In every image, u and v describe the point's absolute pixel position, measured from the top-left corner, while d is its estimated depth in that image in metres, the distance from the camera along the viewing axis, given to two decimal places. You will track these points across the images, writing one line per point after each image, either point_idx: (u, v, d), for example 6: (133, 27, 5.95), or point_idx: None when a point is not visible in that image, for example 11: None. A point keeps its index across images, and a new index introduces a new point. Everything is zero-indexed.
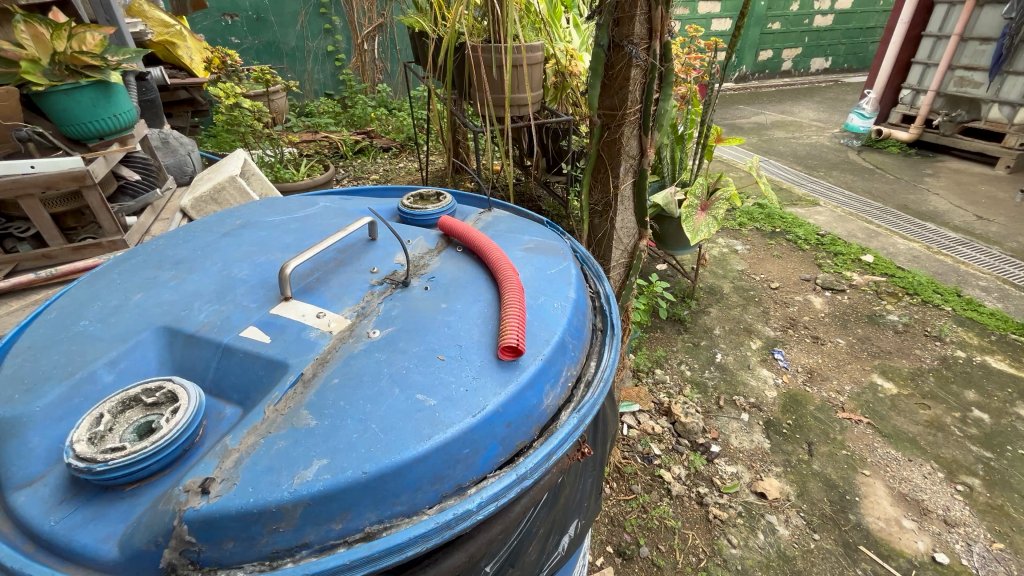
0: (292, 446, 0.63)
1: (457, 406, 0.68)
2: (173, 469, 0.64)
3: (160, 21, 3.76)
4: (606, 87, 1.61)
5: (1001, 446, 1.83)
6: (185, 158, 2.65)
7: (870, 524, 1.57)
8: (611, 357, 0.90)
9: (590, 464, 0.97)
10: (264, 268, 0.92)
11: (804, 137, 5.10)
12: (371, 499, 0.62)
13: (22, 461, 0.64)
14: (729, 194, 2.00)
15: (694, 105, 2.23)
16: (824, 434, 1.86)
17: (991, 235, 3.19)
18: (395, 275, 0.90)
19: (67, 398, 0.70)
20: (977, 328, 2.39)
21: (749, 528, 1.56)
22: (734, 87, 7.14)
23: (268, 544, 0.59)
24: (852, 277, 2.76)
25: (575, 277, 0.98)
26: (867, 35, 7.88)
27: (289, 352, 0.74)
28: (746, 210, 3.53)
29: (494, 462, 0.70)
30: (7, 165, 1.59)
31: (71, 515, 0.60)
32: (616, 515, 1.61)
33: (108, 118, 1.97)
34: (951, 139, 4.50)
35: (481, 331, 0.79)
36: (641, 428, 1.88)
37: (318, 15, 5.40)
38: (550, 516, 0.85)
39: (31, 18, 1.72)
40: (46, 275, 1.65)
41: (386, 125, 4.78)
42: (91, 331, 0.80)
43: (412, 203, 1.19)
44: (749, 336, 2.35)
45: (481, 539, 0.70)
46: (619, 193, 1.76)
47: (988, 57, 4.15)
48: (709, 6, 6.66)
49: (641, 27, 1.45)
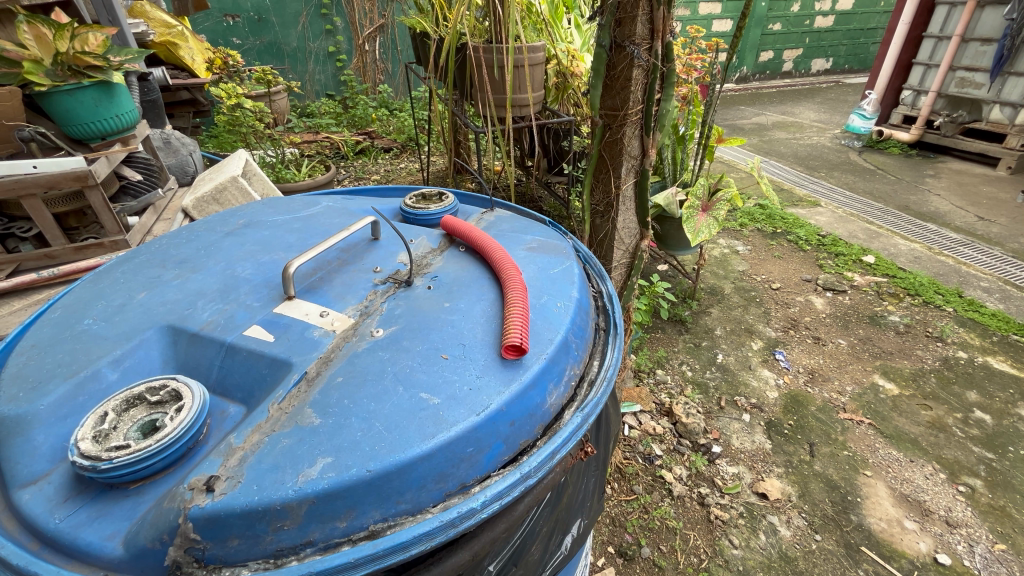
0: (297, 444, 0.63)
1: (461, 405, 0.69)
2: (178, 467, 0.64)
3: (162, 22, 3.79)
4: (607, 88, 1.61)
5: (1003, 447, 1.83)
6: (187, 159, 2.66)
7: (871, 525, 1.57)
8: (614, 356, 0.90)
9: (593, 463, 0.97)
10: (267, 267, 0.93)
11: (805, 138, 5.10)
12: (375, 498, 0.62)
13: (27, 459, 0.64)
14: (730, 194, 2.00)
15: (694, 106, 2.23)
16: (825, 435, 1.86)
17: (992, 236, 3.19)
18: (398, 274, 0.90)
19: (72, 396, 0.70)
20: (979, 329, 2.38)
21: (751, 529, 1.56)
22: (735, 87, 7.15)
23: (273, 542, 0.59)
24: (853, 277, 2.76)
25: (578, 277, 0.98)
26: (868, 36, 7.87)
27: (294, 351, 0.74)
28: (747, 210, 3.53)
29: (497, 461, 0.70)
30: (9, 166, 1.61)
31: (77, 513, 0.60)
32: (617, 516, 1.61)
33: (111, 118, 1.98)
34: (952, 140, 4.50)
35: (484, 330, 0.79)
36: (642, 428, 1.88)
37: (319, 16, 5.41)
38: (552, 515, 0.84)
39: (34, 19, 1.72)
40: (48, 275, 1.65)
41: (386, 125, 4.79)
42: (95, 330, 0.80)
43: (414, 203, 1.19)
44: (750, 337, 2.35)
45: (485, 537, 0.70)
46: (620, 193, 1.76)
47: (988, 58, 4.15)
48: (710, 8, 6.67)
49: (643, 27, 1.45)
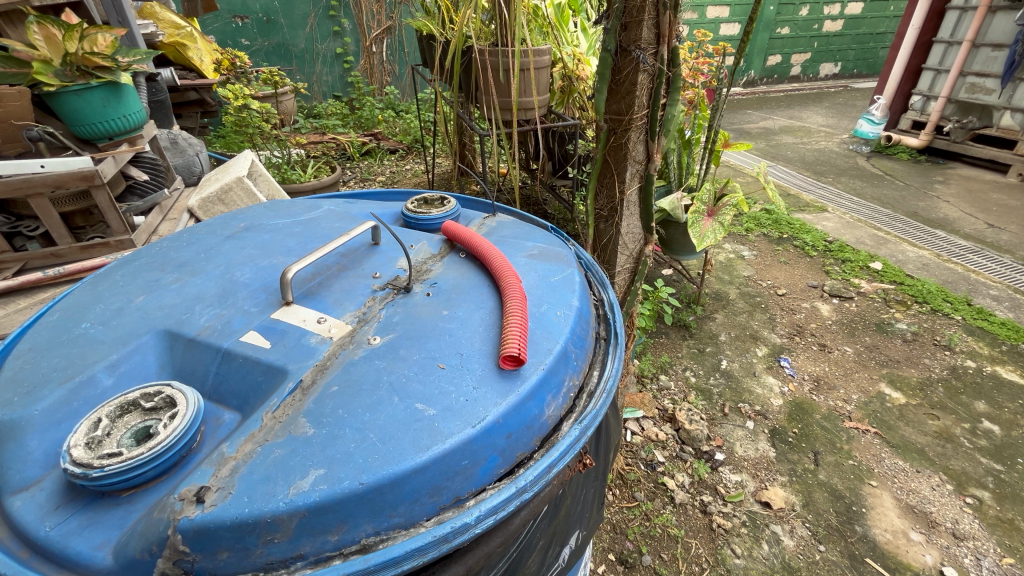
0: (290, 455, 0.62)
1: (457, 417, 0.68)
2: (171, 475, 0.63)
3: (171, 23, 3.84)
4: (612, 92, 1.58)
5: (1012, 459, 1.79)
6: (194, 159, 2.67)
7: (877, 536, 1.54)
8: (614, 366, 0.89)
9: (592, 474, 0.96)
10: (266, 272, 0.92)
11: (813, 142, 5.06)
12: (368, 511, 0.61)
13: (20, 464, 0.64)
14: (737, 200, 1.98)
15: (702, 111, 2.25)
16: (831, 444, 1.84)
17: (1003, 243, 3.14)
18: (397, 281, 0.89)
19: (65, 401, 0.70)
20: (988, 338, 2.35)
21: (754, 538, 1.54)
22: (742, 91, 7.11)
23: (263, 555, 0.58)
24: (860, 284, 2.73)
25: (579, 286, 0.96)
26: (876, 41, 7.80)
27: (289, 357, 0.74)
28: (753, 215, 3.51)
29: (494, 474, 0.69)
30: (17, 165, 1.62)
31: (68, 521, 0.60)
32: (619, 523, 1.59)
33: (118, 118, 1.98)
34: (962, 146, 4.44)
35: (482, 339, 0.78)
36: (645, 435, 1.86)
37: (327, 18, 5.45)
38: (551, 527, 0.84)
39: (44, 20, 1.71)
40: (54, 275, 1.63)
41: (393, 127, 4.82)
42: (92, 333, 0.80)
43: (416, 207, 1.18)
44: (755, 343, 2.33)
45: (480, 551, 0.69)
46: (624, 198, 1.72)
47: (999, 63, 4.10)
48: (718, 11, 6.66)
49: (649, 32, 1.44)
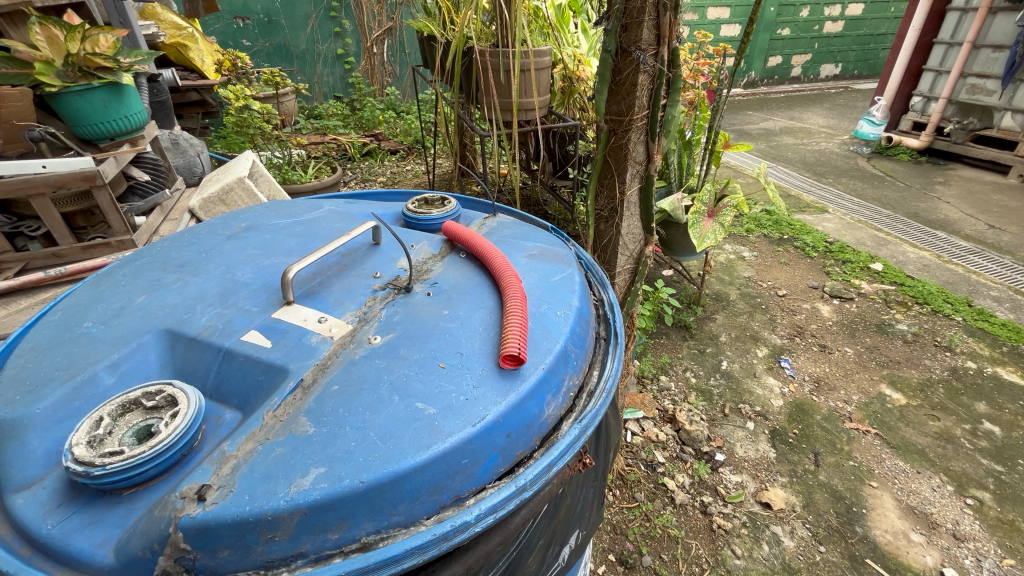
0: (290, 453, 0.62)
1: (458, 416, 0.68)
2: (172, 474, 0.64)
3: (172, 24, 3.85)
4: (612, 93, 1.58)
5: (1013, 460, 1.79)
6: (195, 159, 2.68)
7: (877, 537, 1.54)
8: (614, 366, 0.89)
9: (592, 474, 0.96)
10: (267, 272, 0.92)
11: (813, 143, 5.06)
12: (368, 509, 0.61)
13: (21, 463, 0.64)
14: (737, 201, 1.98)
15: (702, 112, 2.25)
16: (831, 444, 1.84)
17: (1003, 244, 3.14)
18: (397, 281, 0.90)
19: (67, 400, 0.70)
20: (989, 339, 2.35)
21: (754, 539, 1.54)
22: (743, 92, 7.11)
23: (264, 553, 0.59)
24: (861, 285, 2.73)
25: (578, 286, 0.97)
26: (876, 42, 7.80)
27: (290, 357, 0.74)
28: (754, 216, 3.51)
29: (494, 473, 0.69)
30: (19, 165, 1.62)
31: (69, 519, 0.60)
32: (619, 523, 1.59)
33: (120, 118, 1.99)
34: (962, 147, 4.44)
35: (482, 339, 0.79)
36: (645, 435, 1.86)
37: (328, 18, 5.46)
38: (551, 526, 0.84)
39: (46, 21, 1.71)
40: (55, 275, 1.64)
41: (394, 127, 4.83)
42: (94, 332, 0.80)
43: (417, 207, 1.18)
44: (755, 344, 2.33)
45: (479, 550, 0.69)
46: (624, 199, 1.73)
47: (1000, 64, 4.11)
48: (718, 12, 6.67)
49: (649, 32, 1.44)
